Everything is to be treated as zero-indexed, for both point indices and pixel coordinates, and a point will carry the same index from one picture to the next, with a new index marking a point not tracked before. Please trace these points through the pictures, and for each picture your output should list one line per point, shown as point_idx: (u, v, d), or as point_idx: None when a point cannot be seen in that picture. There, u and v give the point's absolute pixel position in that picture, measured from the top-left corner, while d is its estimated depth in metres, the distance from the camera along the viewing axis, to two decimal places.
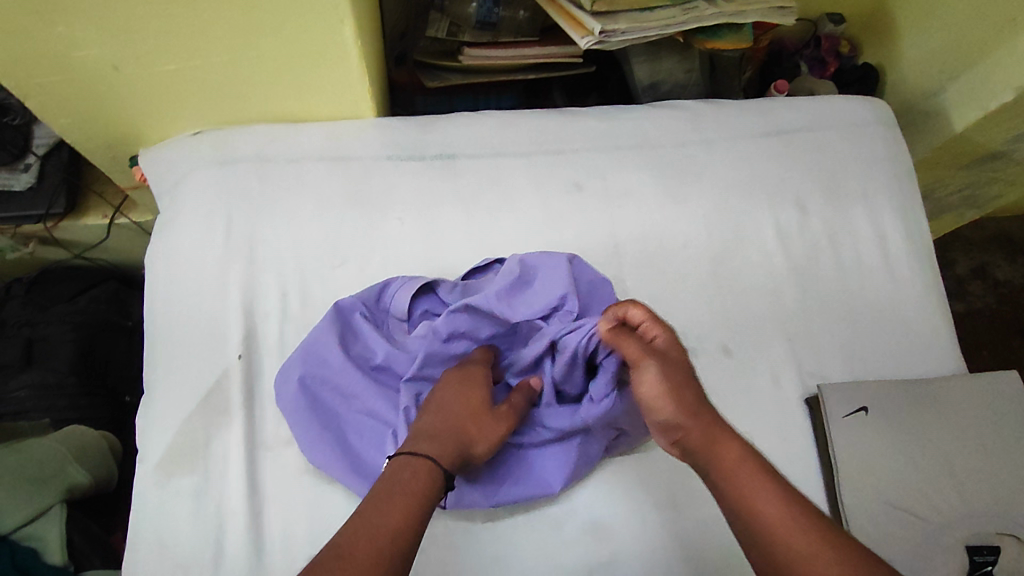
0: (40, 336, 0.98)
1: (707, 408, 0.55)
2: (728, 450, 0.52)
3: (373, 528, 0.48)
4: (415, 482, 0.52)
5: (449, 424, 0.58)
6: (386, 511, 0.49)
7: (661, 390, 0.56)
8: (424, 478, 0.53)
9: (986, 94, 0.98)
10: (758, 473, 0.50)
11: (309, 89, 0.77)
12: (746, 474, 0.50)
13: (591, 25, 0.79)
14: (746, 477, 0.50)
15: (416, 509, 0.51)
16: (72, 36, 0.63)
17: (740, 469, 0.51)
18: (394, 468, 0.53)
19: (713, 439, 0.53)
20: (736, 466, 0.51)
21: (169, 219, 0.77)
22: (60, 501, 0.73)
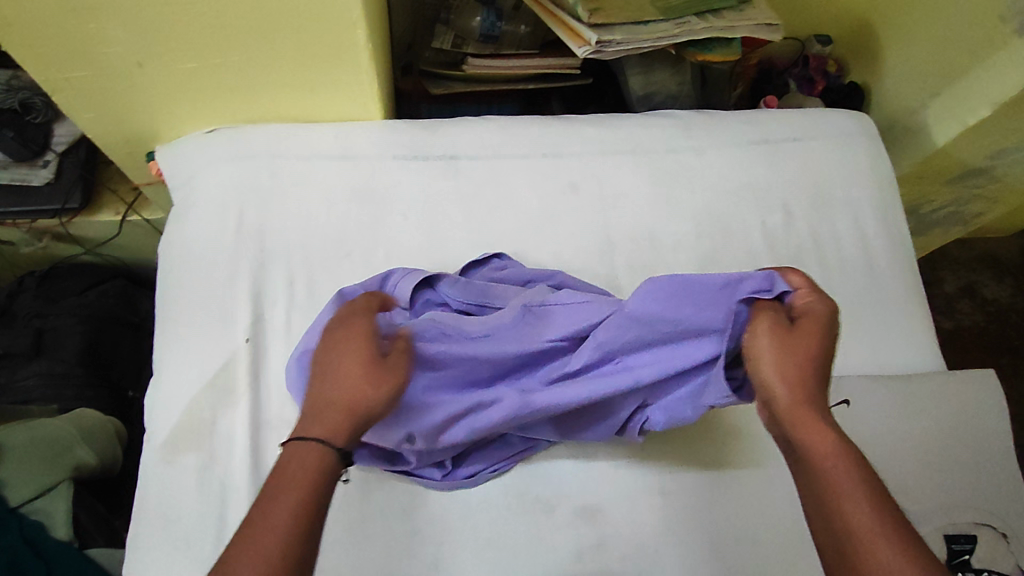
0: (50, 326, 1.01)
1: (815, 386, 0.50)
2: (828, 436, 0.47)
3: (263, 521, 0.44)
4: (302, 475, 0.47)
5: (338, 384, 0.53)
6: (277, 507, 0.44)
7: (780, 361, 0.50)
8: (319, 461, 0.48)
9: (964, 110, 1.03)
10: (849, 462, 0.46)
11: (322, 89, 0.81)
12: (842, 465, 0.46)
13: (588, 36, 0.84)
14: (841, 467, 0.46)
15: (309, 509, 0.45)
16: (102, 34, 0.68)
17: (836, 460, 0.46)
18: (285, 455, 0.49)
19: (813, 427, 0.48)
20: (827, 446, 0.47)
21: (183, 210, 0.80)
22: (66, 479, 0.77)
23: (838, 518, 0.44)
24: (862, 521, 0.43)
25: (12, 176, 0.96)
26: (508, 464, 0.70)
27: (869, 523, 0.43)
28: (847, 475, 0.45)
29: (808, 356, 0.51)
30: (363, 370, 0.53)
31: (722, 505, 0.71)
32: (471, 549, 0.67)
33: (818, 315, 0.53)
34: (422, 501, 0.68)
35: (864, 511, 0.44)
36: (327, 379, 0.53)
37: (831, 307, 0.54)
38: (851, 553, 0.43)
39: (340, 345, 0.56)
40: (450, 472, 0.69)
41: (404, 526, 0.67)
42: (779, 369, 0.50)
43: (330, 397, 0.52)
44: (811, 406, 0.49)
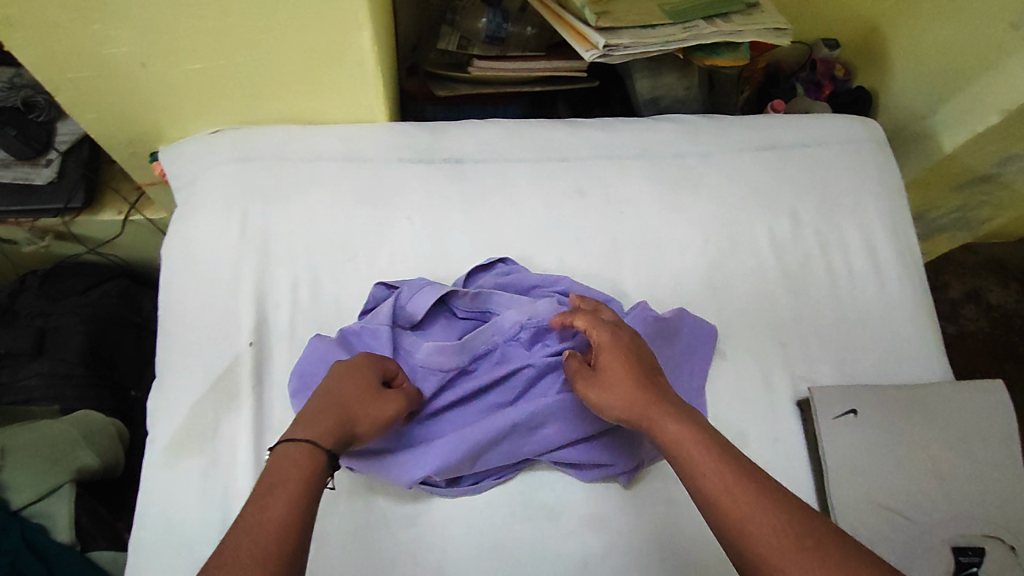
0: (52, 326, 1.00)
1: (655, 389, 0.59)
2: (677, 424, 0.55)
3: (258, 521, 0.47)
4: (296, 477, 0.51)
5: (341, 409, 0.58)
6: (271, 512, 0.48)
7: (603, 384, 0.62)
8: (313, 466, 0.52)
9: (974, 116, 1.03)
10: (695, 440, 0.54)
11: (327, 91, 0.81)
12: (693, 443, 0.53)
13: (596, 40, 0.83)
14: (693, 445, 0.53)
15: (301, 507, 0.49)
16: (107, 34, 0.67)
17: (685, 441, 0.54)
18: (278, 459, 0.52)
19: (657, 422, 0.57)
20: (670, 433, 0.55)
21: (187, 212, 0.80)
22: (69, 481, 0.77)
23: (698, 487, 0.51)
24: (714, 480, 0.50)
25: (14, 175, 0.96)
26: (512, 471, 0.70)
27: (719, 480, 0.50)
28: (697, 448, 0.53)
29: (627, 368, 0.61)
30: (363, 402, 0.59)
31: None
32: (475, 557, 0.66)
33: (609, 343, 0.64)
34: (426, 507, 0.68)
35: (715, 470, 0.51)
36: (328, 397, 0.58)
37: (612, 331, 0.64)
38: (712, 510, 0.49)
39: (344, 377, 0.60)
40: (455, 480, 0.69)
41: (407, 532, 0.67)
42: (611, 382, 0.61)
43: (328, 412, 0.57)
44: (652, 406, 0.58)
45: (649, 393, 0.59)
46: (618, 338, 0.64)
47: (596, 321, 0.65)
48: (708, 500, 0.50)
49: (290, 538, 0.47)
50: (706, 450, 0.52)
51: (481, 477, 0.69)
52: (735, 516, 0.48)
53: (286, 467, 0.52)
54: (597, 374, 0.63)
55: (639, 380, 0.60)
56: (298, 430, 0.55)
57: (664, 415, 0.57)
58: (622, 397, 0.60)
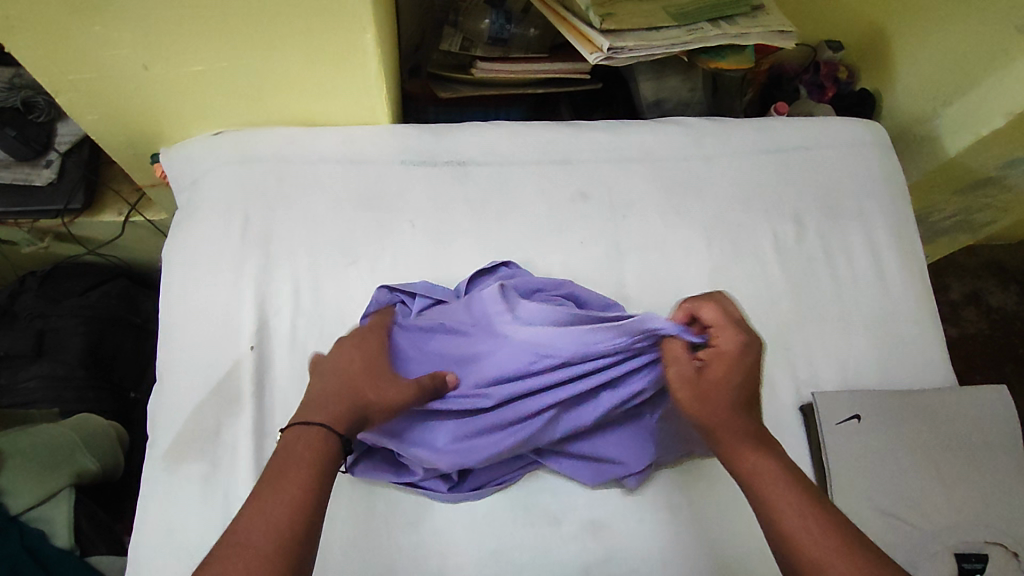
0: (52, 327, 1.00)
1: (748, 415, 0.57)
2: (759, 457, 0.55)
3: (270, 503, 0.48)
4: (308, 456, 0.52)
5: (352, 387, 0.58)
6: (284, 492, 0.49)
7: (701, 391, 0.58)
8: (325, 446, 0.53)
9: (978, 119, 1.02)
10: (780, 478, 0.54)
11: (329, 93, 0.80)
12: (776, 481, 0.53)
13: (600, 42, 0.83)
14: (776, 482, 0.53)
15: (312, 488, 0.50)
16: (108, 35, 0.67)
17: (766, 475, 0.54)
18: (288, 438, 0.53)
19: (738, 448, 0.56)
20: (755, 466, 0.55)
21: (188, 214, 0.79)
22: (69, 485, 0.76)
23: (773, 520, 0.52)
24: (790, 519, 0.51)
25: (13, 176, 0.95)
26: (514, 475, 0.69)
27: (794, 521, 0.51)
28: (774, 482, 0.53)
29: (729, 384, 0.58)
30: (372, 379, 0.59)
31: (729, 521, 0.71)
32: (476, 563, 0.66)
33: (727, 349, 0.59)
34: (428, 513, 0.67)
35: (790, 509, 0.51)
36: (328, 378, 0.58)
37: (743, 338, 0.59)
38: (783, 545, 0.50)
39: (350, 355, 0.61)
40: (455, 485, 0.68)
41: (408, 537, 0.66)
42: (711, 393, 0.58)
43: (331, 391, 0.57)
44: (733, 429, 0.57)
45: (739, 417, 0.57)
46: (735, 346, 0.59)
47: (727, 321, 0.60)
48: (781, 535, 0.51)
49: (300, 518, 0.48)
50: (790, 489, 0.53)
51: (483, 482, 0.68)
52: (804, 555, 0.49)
53: (297, 452, 0.52)
54: (697, 380, 0.58)
55: (738, 401, 0.58)
56: (309, 411, 0.55)
57: (751, 447, 0.56)
58: (716, 412, 0.57)
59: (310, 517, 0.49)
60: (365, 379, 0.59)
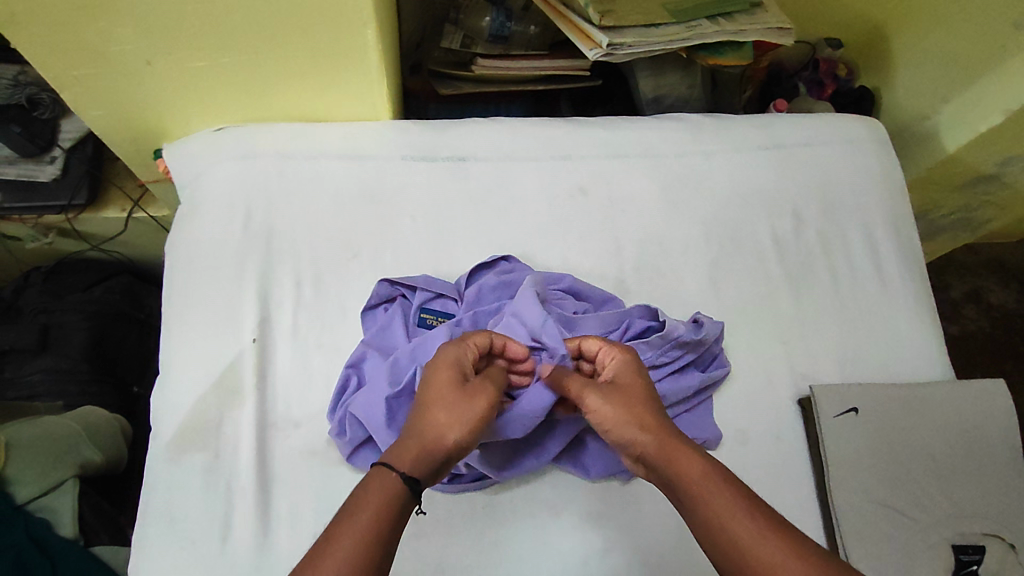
0: (56, 322, 1.00)
1: (664, 421, 0.57)
2: (693, 459, 0.54)
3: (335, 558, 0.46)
4: (381, 507, 0.49)
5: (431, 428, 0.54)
6: (350, 546, 0.46)
7: (610, 400, 0.59)
8: (397, 498, 0.50)
9: (977, 117, 1.03)
10: (711, 478, 0.52)
11: (331, 90, 0.81)
12: (704, 481, 0.52)
13: (599, 39, 0.83)
14: (707, 483, 0.52)
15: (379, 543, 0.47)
16: (112, 31, 0.68)
17: (697, 476, 0.52)
18: (368, 481, 0.50)
19: (671, 454, 0.54)
20: (687, 470, 0.53)
21: (190, 208, 0.80)
22: (73, 476, 0.77)
23: (709, 529, 0.50)
24: (725, 530, 0.49)
25: (18, 172, 0.96)
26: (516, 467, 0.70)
27: (735, 532, 0.48)
28: (707, 490, 0.51)
29: (641, 396, 0.59)
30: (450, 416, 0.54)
31: None
32: (476, 554, 0.67)
33: (621, 366, 0.62)
34: (427, 504, 0.68)
35: (727, 515, 0.49)
36: (421, 413, 0.55)
37: (624, 358, 0.63)
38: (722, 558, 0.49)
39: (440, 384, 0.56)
40: (457, 477, 0.69)
41: (409, 528, 0.67)
42: (625, 403, 0.58)
43: (415, 427, 0.55)
44: (656, 437, 0.56)
45: (662, 426, 0.57)
46: (621, 366, 0.62)
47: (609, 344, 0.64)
48: (718, 533, 0.49)
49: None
50: (725, 487, 0.51)
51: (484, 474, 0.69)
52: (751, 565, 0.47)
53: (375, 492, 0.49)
54: (611, 390, 0.60)
55: (654, 413, 0.58)
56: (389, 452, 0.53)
57: (683, 451, 0.54)
58: (631, 421, 0.57)
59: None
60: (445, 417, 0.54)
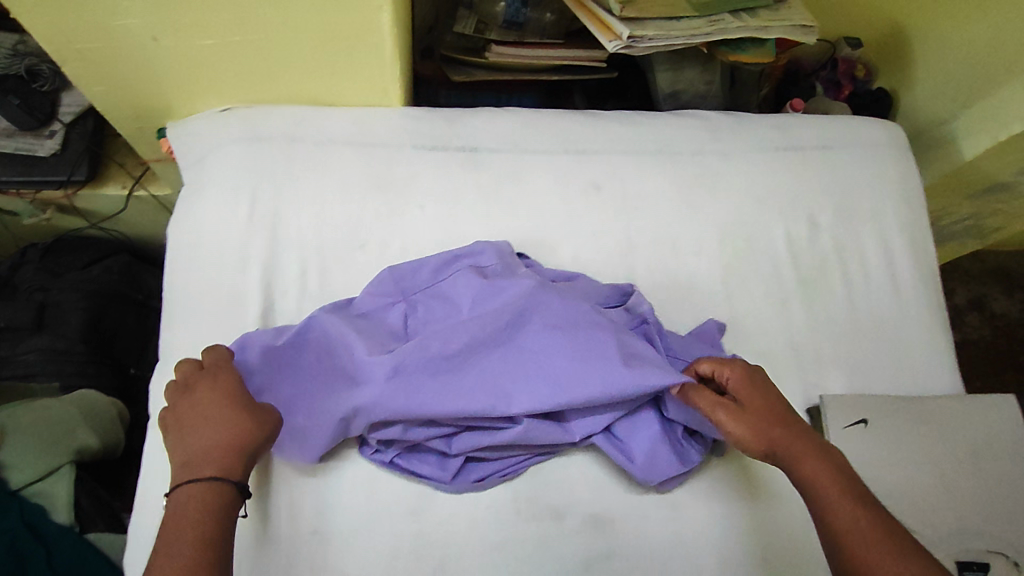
0: (53, 301, 0.99)
1: (798, 427, 0.59)
2: (815, 463, 0.56)
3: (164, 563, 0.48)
4: (206, 511, 0.52)
5: (216, 432, 0.57)
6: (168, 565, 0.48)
7: (737, 415, 0.61)
8: (211, 495, 0.53)
9: (999, 125, 1.01)
10: (845, 493, 0.53)
11: (341, 74, 0.79)
12: (832, 485, 0.54)
13: (619, 31, 0.81)
14: (836, 491, 0.53)
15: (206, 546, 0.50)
16: (116, 5, 0.65)
17: (822, 479, 0.54)
18: (178, 499, 0.53)
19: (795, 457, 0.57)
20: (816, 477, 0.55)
21: (195, 191, 0.78)
22: (69, 462, 0.76)
23: (839, 529, 0.51)
24: (856, 538, 0.50)
25: (16, 145, 0.94)
26: (519, 468, 0.69)
27: (863, 538, 0.50)
28: (845, 502, 0.52)
29: (772, 415, 0.60)
30: (214, 422, 0.57)
31: (731, 522, 0.70)
32: (477, 553, 0.66)
33: (738, 383, 0.63)
34: (429, 501, 0.67)
35: (870, 541, 0.49)
36: (193, 430, 0.57)
37: (748, 372, 0.64)
38: (841, 555, 0.50)
39: (200, 396, 0.60)
40: (457, 476, 0.68)
41: (410, 527, 0.66)
42: (755, 414, 0.61)
43: (204, 447, 0.56)
44: (790, 444, 0.58)
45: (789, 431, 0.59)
46: (750, 382, 0.63)
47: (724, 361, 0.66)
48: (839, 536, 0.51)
49: None
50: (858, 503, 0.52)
51: (485, 475, 0.68)
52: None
53: (184, 511, 0.52)
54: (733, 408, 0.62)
55: (784, 421, 0.60)
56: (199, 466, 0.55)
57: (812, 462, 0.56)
58: (758, 430, 0.60)
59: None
60: (221, 416, 0.58)
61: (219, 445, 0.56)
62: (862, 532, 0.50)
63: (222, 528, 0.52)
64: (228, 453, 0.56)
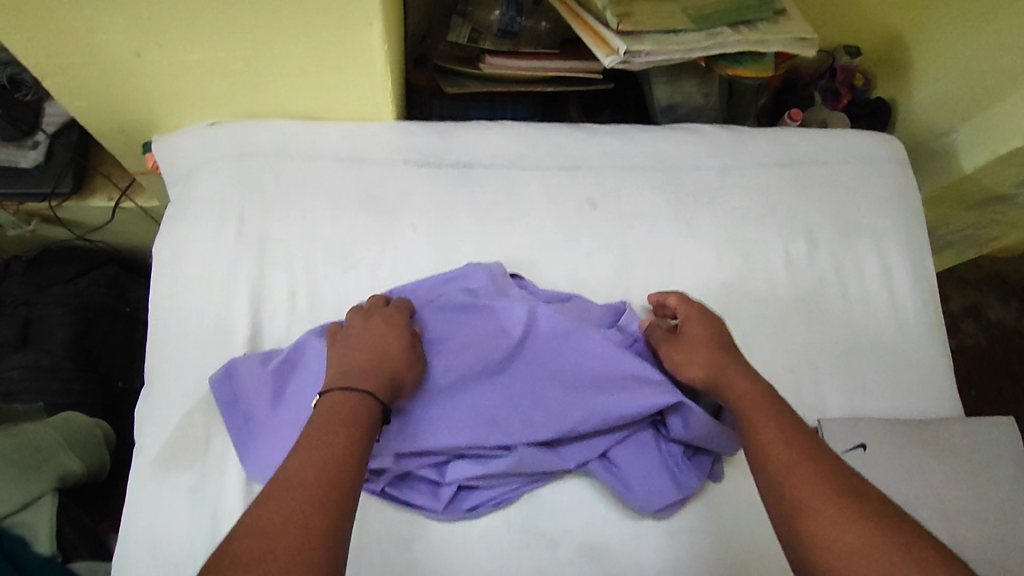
0: (38, 316, 0.97)
1: (732, 355, 0.65)
2: (746, 386, 0.61)
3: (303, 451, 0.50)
4: (352, 415, 0.54)
5: (377, 358, 0.61)
6: (315, 444, 0.51)
7: (684, 346, 0.67)
8: (359, 407, 0.55)
9: (999, 138, 1.00)
10: (767, 409, 0.58)
11: (332, 88, 0.77)
12: (757, 405, 0.59)
13: (616, 45, 0.79)
14: (760, 410, 0.58)
15: (353, 441, 0.52)
16: (98, 20, 0.63)
17: (749, 399, 0.60)
18: (330, 402, 0.55)
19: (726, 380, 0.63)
20: (743, 397, 0.60)
21: (181, 208, 0.76)
22: (51, 490, 0.74)
23: (758, 436, 0.56)
24: (772, 444, 0.55)
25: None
26: (512, 496, 0.67)
27: (780, 443, 0.54)
28: (766, 418, 0.57)
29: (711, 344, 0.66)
30: (386, 348, 0.62)
31: (729, 549, 0.69)
32: None
33: (693, 317, 0.69)
34: (421, 529, 0.66)
35: (781, 449, 0.54)
36: (363, 351, 0.61)
37: (701, 308, 0.70)
38: (760, 459, 0.55)
39: (376, 324, 0.64)
40: (450, 505, 0.67)
41: (402, 556, 0.64)
42: (695, 345, 0.67)
43: (366, 366, 0.59)
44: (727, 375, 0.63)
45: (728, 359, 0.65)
46: (702, 314, 0.70)
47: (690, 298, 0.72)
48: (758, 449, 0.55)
49: (338, 464, 0.50)
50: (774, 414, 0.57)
51: (478, 503, 0.67)
52: (796, 496, 0.50)
53: (332, 413, 0.54)
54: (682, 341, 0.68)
55: (721, 348, 0.66)
56: (340, 379, 0.58)
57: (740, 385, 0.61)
58: (703, 357, 0.65)
59: (349, 468, 0.50)
60: (389, 345, 0.63)
61: (380, 372, 0.59)
62: (777, 438, 0.55)
63: (368, 436, 0.54)
64: (382, 380, 0.59)
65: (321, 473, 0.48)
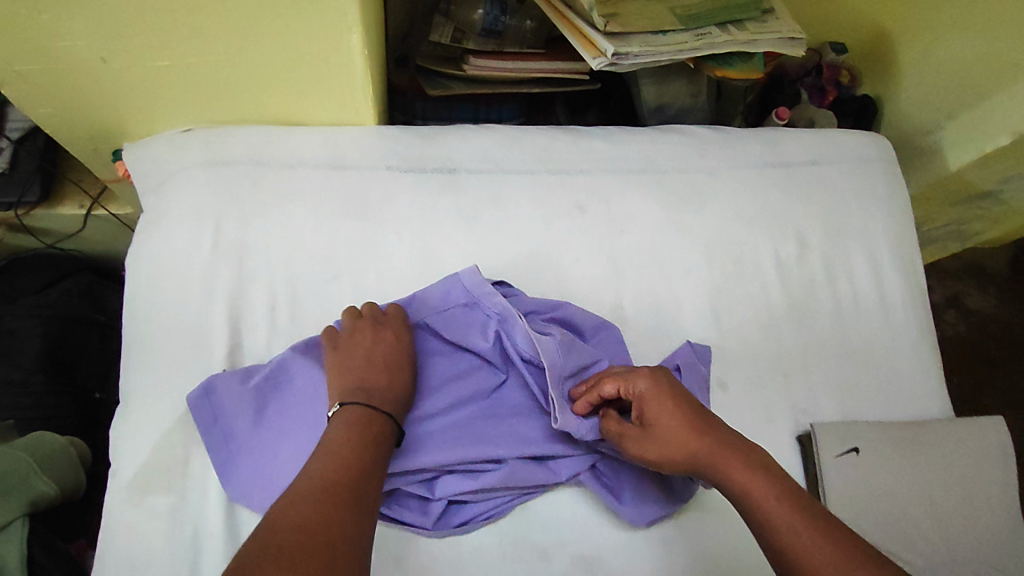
0: (6, 330, 0.93)
1: (712, 429, 0.58)
2: (744, 469, 0.55)
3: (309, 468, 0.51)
4: (371, 433, 0.56)
5: (388, 377, 0.62)
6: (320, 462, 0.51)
7: (655, 440, 0.60)
8: (374, 424, 0.57)
9: (984, 137, 1.00)
10: (775, 494, 0.53)
11: (310, 94, 0.74)
12: (763, 488, 0.54)
13: (604, 47, 0.77)
14: (772, 499, 0.53)
15: (363, 461, 0.53)
16: (60, 25, 0.59)
17: (751, 485, 0.54)
18: (347, 416, 0.57)
19: (722, 460, 0.56)
20: (748, 484, 0.54)
21: (155, 218, 0.73)
22: (21, 515, 0.70)
23: (779, 537, 0.51)
24: (797, 543, 0.50)
25: None
26: (502, 510, 0.66)
27: (806, 539, 0.50)
28: (779, 508, 0.52)
29: (685, 424, 0.59)
30: (394, 367, 0.63)
31: (724, 557, 0.68)
32: None
33: (644, 397, 0.61)
34: (410, 546, 0.64)
35: (811, 547, 0.49)
36: (372, 367, 0.62)
37: (650, 379, 0.62)
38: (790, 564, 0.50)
39: (382, 339, 0.64)
40: (439, 521, 0.65)
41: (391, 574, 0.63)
42: (665, 435, 0.59)
43: (379, 385, 0.61)
44: (719, 452, 0.57)
45: (711, 432, 0.58)
46: (657, 388, 0.61)
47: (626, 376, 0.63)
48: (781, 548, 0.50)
49: (342, 475, 0.50)
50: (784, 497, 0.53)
51: (468, 518, 0.65)
52: None
53: (345, 435, 0.54)
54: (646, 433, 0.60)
55: (696, 423, 0.59)
56: (353, 395, 0.59)
57: (737, 467, 0.55)
58: (680, 445, 0.58)
59: (356, 474, 0.51)
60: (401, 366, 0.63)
61: (394, 391, 0.61)
62: (801, 537, 0.50)
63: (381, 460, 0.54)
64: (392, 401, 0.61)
65: (329, 484, 0.49)
